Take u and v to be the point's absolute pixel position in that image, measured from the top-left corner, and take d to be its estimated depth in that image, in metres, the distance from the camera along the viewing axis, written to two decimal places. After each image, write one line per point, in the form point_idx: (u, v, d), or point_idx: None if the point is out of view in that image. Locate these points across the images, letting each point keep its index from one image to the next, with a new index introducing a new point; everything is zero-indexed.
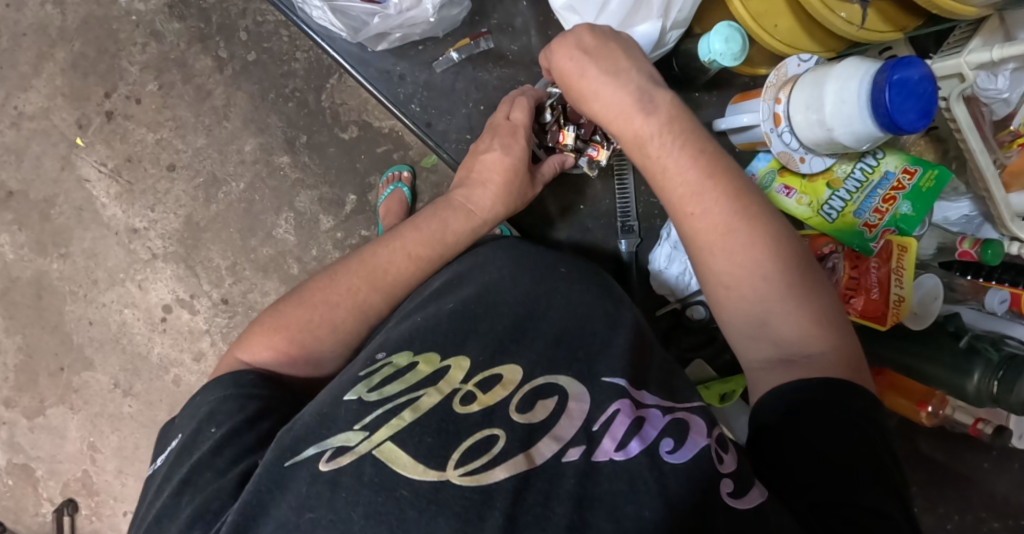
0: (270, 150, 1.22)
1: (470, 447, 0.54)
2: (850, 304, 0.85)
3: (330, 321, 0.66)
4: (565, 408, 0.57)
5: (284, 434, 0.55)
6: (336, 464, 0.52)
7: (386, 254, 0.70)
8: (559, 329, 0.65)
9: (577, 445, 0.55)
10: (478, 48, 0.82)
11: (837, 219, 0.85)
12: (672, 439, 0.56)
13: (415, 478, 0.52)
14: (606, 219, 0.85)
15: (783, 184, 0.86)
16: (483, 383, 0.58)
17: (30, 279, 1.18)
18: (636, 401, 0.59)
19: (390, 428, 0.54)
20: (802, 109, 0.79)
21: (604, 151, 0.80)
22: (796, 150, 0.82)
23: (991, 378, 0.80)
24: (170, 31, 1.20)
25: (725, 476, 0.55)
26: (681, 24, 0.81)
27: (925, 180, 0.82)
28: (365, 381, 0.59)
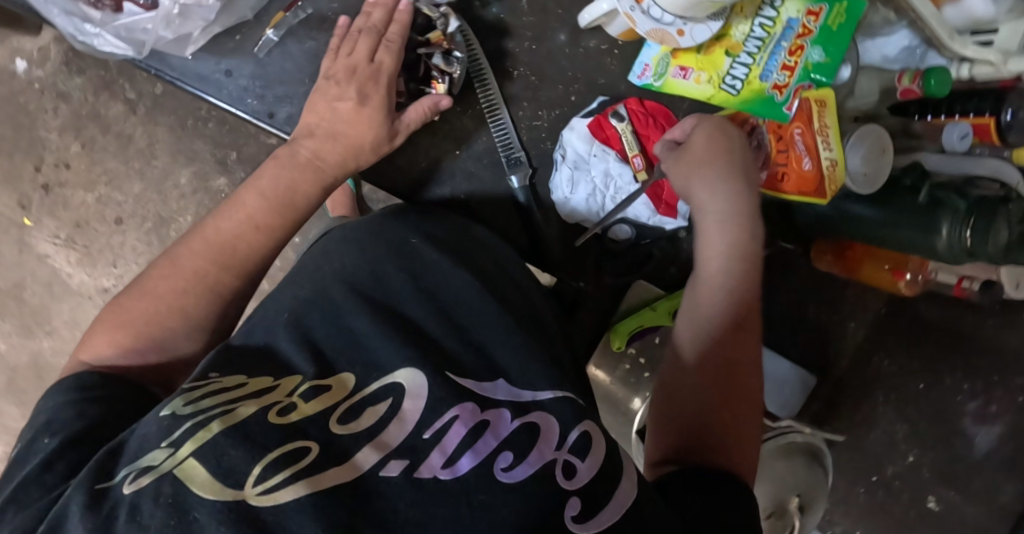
0: (206, 175, 1.19)
1: (276, 458, 0.45)
2: (783, 182, 0.73)
3: (179, 306, 0.62)
4: (396, 411, 0.49)
5: (102, 454, 0.47)
6: (137, 486, 0.44)
7: (230, 225, 0.65)
8: (424, 294, 0.58)
9: (400, 458, 0.47)
10: (296, 18, 0.74)
11: (743, 89, 0.72)
12: (512, 453, 0.48)
13: (209, 498, 0.43)
14: (488, 158, 0.77)
15: (678, 65, 0.74)
16: (308, 392, 0.50)
17: (28, 362, 1.23)
18: (484, 400, 0.51)
19: (194, 442, 0.45)
20: None
21: (442, 85, 0.73)
22: (671, 24, 0.68)
23: (962, 231, 0.67)
24: (74, 88, 1.18)
25: (573, 494, 0.48)
26: None
27: (833, 19, 0.69)
28: (185, 395, 0.49)
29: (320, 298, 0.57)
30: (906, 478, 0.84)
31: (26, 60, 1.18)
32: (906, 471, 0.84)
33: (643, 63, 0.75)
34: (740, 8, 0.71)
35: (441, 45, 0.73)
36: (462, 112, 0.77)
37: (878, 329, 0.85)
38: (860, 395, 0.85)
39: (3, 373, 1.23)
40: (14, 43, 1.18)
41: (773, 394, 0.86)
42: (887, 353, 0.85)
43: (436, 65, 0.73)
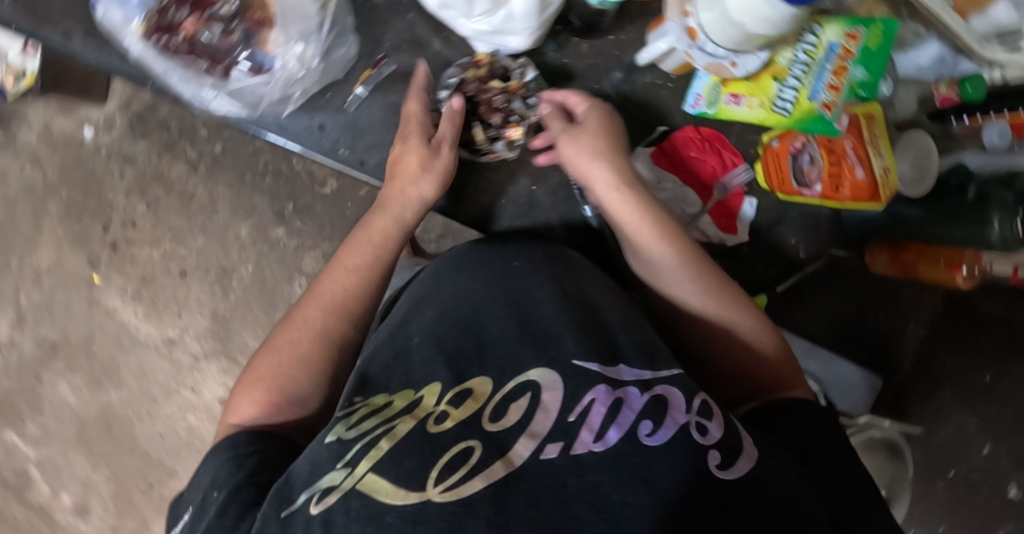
0: (264, 226, 1.25)
1: (447, 462, 0.53)
2: (839, 192, 0.78)
3: (296, 362, 0.68)
4: (538, 402, 0.56)
5: (280, 485, 0.56)
6: (325, 504, 0.53)
7: (335, 280, 0.71)
8: (528, 298, 0.65)
9: (554, 441, 0.54)
10: (383, 74, 0.79)
11: (794, 110, 0.76)
12: (651, 420, 0.54)
13: (398, 503, 0.51)
14: (562, 191, 0.79)
15: (729, 93, 0.78)
16: (455, 399, 0.58)
17: (97, 413, 1.26)
18: (613, 382, 0.57)
19: (370, 459, 0.54)
20: (707, 13, 0.69)
21: (518, 127, 0.77)
22: (725, 57, 0.72)
23: (1013, 221, 0.72)
24: (139, 151, 1.24)
25: (711, 447, 0.54)
26: None
27: (872, 40, 0.74)
28: (344, 421, 0.59)
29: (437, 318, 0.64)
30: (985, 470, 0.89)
31: (93, 128, 1.24)
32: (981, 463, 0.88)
33: (695, 93, 0.80)
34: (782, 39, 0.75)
35: (519, 91, 0.78)
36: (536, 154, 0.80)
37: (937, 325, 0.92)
38: (928, 392, 0.92)
39: (71, 426, 1.26)
40: (81, 112, 1.24)
41: (844, 393, 0.90)
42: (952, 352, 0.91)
43: (516, 110, 0.78)
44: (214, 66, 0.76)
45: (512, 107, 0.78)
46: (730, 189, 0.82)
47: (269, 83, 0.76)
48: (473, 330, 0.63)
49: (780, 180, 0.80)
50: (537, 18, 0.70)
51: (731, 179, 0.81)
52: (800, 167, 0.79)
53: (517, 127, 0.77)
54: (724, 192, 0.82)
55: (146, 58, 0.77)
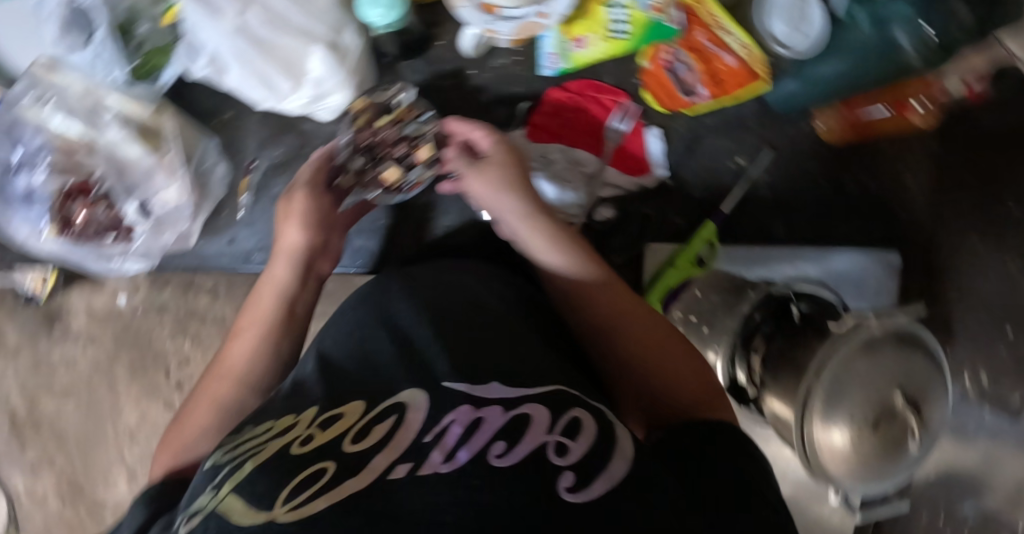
0: None
1: (298, 483, 0.47)
2: (722, 84, 0.70)
3: (196, 425, 0.63)
4: (402, 421, 0.50)
5: (160, 524, 0.51)
6: (188, 527, 0.47)
7: (240, 348, 0.66)
8: (416, 324, 0.60)
9: (405, 462, 0.47)
10: (259, 173, 0.83)
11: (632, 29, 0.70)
12: (505, 441, 0.48)
13: (245, 524, 0.45)
14: None
15: (572, 38, 0.72)
16: (325, 421, 0.52)
17: None
18: (479, 402, 0.51)
19: (232, 481, 0.48)
20: None
21: (422, 148, 0.71)
22: (530, 14, 0.66)
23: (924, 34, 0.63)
24: None
25: (566, 469, 0.47)
26: (341, 20, 0.69)
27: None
28: (221, 449, 0.53)
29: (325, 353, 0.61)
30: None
31: None
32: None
33: (547, 53, 0.74)
34: None
35: (405, 115, 0.72)
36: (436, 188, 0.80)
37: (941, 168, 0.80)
38: (956, 241, 0.80)
39: None
40: None
41: (858, 290, 0.80)
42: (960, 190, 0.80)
43: (411, 132, 0.72)
44: (120, 234, 0.78)
45: (410, 135, 0.72)
46: (624, 130, 0.75)
47: (162, 229, 0.79)
48: (364, 363, 0.58)
49: (669, 97, 0.73)
50: (340, 71, 0.70)
51: (623, 119, 0.75)
52: (678, 77, 0.71)
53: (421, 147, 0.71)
54: (620, 136, 0.75)
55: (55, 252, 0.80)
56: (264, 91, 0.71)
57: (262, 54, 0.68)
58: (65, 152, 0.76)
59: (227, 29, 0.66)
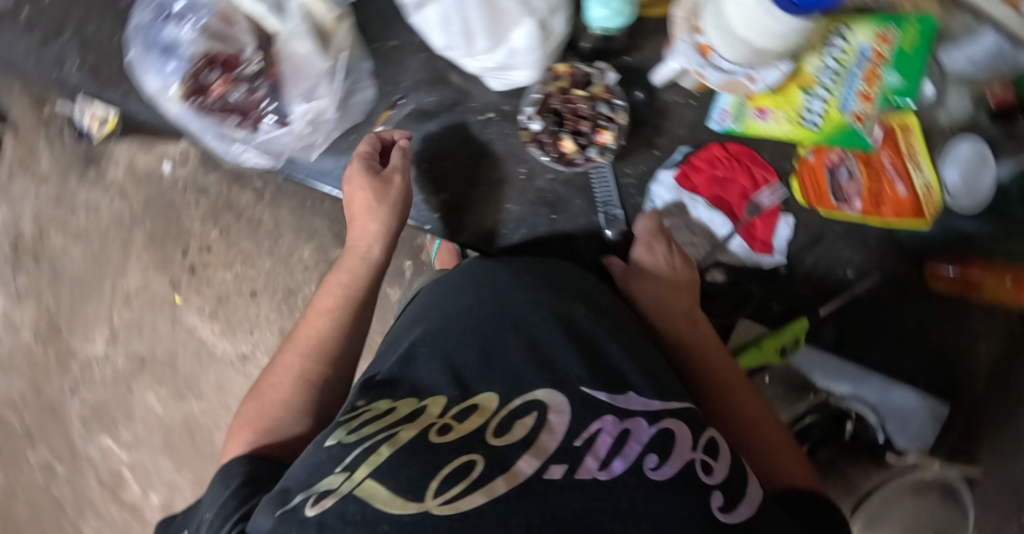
0: (324, 249, 1.31)
1: (447, 473, 0.53)
2: (879, 210, 0.72)
3: (280, 395, 0.73)
4: (543, 423, 0.56)
5: (275, 495, 0.56)
6: (320, 508, 0.52)
7: (311, 328, 0.77)
8: (540, 326, 0.64)
9: (559, 463, 0.54)
10: (401, 113, 0.79)
11: (823, 124, 0.72)
12: (656, 455, 0.55)
13: (394, 511, 0.51)
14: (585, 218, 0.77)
15: (756, 107, 0.74)
16: (459, 413, 0.58)
17: (181, 423, 1.35)
18: (623, 412, 0.58)
19: (369, 465, 0.54)
20: (719, 33, 0.65)
21: (609, 132, 0.74)
22: (738, 73, 0.68)
23: None
24: (211, 182, 1.33)
25: (715, 488, 0.54)
26: (557, 5, 0.69)
27: (908, 41, 0.67)
28: (345, 426, 0.59)
29: (441, 337, 0.66)
30: None
31: (171, 162, 1.33)
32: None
33: (720, 109, 0.76)
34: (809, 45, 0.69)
35: (601, 95, 0.74)
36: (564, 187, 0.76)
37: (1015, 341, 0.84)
38: (1004, 415, 0.85)
39: (157, 433, 1.36)
40: (160, 148, 1.33)
41: (904, 426, 0.84)
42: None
43: (601, 114, 0.74)
44: (245, 121, 0.76)
45: (600, 115, 0.74)
46: (763, 206, 0.77)
47: (294, 133, 0.76)
48: (486, 355, 0.62)
49: (818, 195, 0.76)
50: (539, 50, 0.69)
51: (764, 198, 0.77)
52: (838, 183, 0.74)
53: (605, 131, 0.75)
54: (757, 210, 0.77)
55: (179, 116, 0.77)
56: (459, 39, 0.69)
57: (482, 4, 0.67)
58: (224, 19, 0.76)
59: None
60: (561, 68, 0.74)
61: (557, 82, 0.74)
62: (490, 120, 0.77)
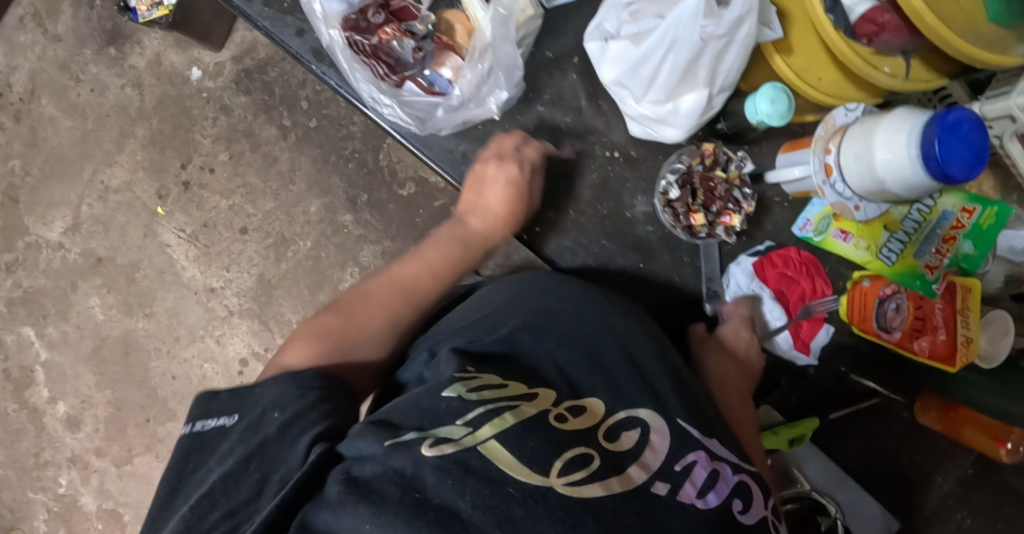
0: (333, 209, 1.27)
1: (571, 458, 0.55)
2: (917, 345, 0.81)
3: (367, 325, 0.77)
4: (647, 440, 0.59)
5: (380, 423, 0.57)
6: (439, 451, 0.54)
7: (412, 267, 0.82)
8: (643, 343, 0.69)
9: (664, 481, 0.56)
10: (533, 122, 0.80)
11: (897, 262, 0.81)
12: (741, 500, 0.59)
13: (521, 478, 0.53)
14: (667, 277, 0.81)
15: (840, 228, 0.83)
16: (573, 408, 0.60)
17: (119, 337, 1.26)
18: (711, 452, 0.61)
19: (493, 427, 0.56)
20: (852, 161, 0.74)
21: (737, 216, 0.80)
22: (850, 199, 0.77)
23: None
24: (237, 105, 1.27)
25: None
26: (728, 86, 0.73)
27: (986, 218, 0.79)
28: (463, 382, 0.60)
29: (551, 331, 0.68)
30: None
31: (201, 71, 1.27)
32: None
33: (805, 218, 0.84)
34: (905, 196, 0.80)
35: (737, 181, 0.80)
36: (659, 241, 0.81)
37: (963, 487, 0.98)
38: None
39: (90, 341, 1.26)
40: (194, 53, 1.27)
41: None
42: (969, 512, 0.98)
43: (734, 198, 0.80)
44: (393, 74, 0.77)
45: (734, 200, 0.80)
46: (813, 313, 0.83)
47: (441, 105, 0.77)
48: (597, 362, 0.65)
49: (861, 317, 0.82)
50: (697, 120, 0.74)
51: (817, 305, 0.83)
52: (885, 312, 0.81)
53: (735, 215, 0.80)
54: (806, 314, 0.83)
55: (330, 44, 0.75)
56: (641, 78, 0.72)
57: (684, 66, 0.70)
58: None
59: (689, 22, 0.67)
60: (709, 150, 0.80)
61: (704, 158, 0.80)
62: (614, 159, 0.80)
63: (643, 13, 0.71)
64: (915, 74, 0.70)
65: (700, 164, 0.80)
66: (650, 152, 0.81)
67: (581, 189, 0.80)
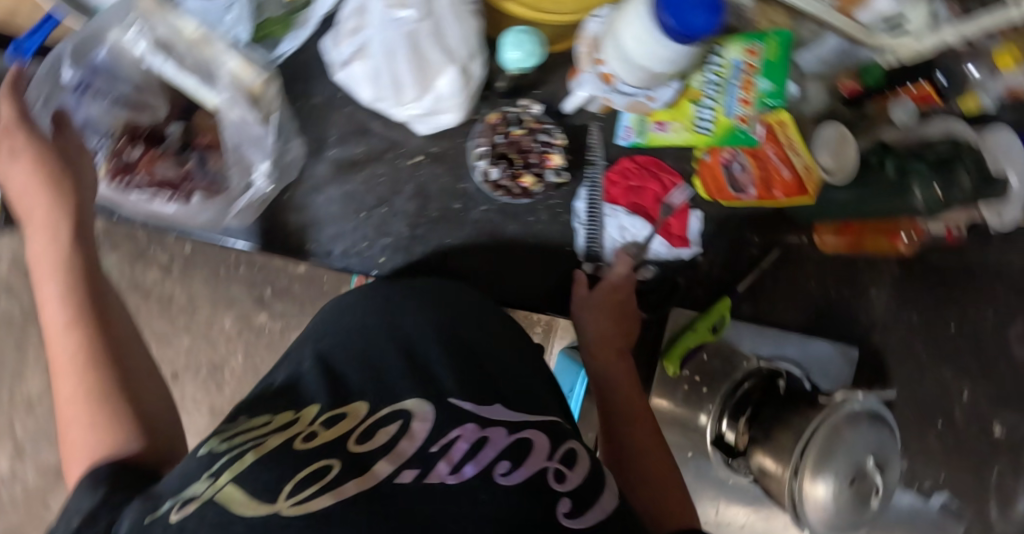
0: (246, 314, 1.30)
1: (304, 475, 0.53)
2: (772, 192, 0.82)
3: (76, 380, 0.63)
4: (407, 430, 0.59)
5: (144, 499, 0.52)
6: (184, 513, 0.50)
7: (48, 297, 0.66)
8: (422, 342, 0.69)
9: (411, 468, 0.56)
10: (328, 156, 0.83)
11: (715, 128, 0.81)
12: (509, 461, 0.58)
13: (248, 513, 0.50)
14: (521, 243, 0.84)
15: (654, 121, 0.83)
16: (327, 421, 0.60)
17: None
18: (481, 423, 0.61)
19: (232, 471, 0.53)
20: (617, 60, 0.72)
21: (555, 155, 0.81)
22: (639, 94, 0.76)
23: (931, 188, 0.75)
24: (111, 263, 1.27)
25: (565, 495, 0.58)
26: (477, 50, 0.75)
27: (771, 52, 0.77)
28: (220, 436, 0.58)
29: (335, 348, 0.69)
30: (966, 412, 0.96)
31: None
32: (965, 408, 0.96)
33: (624, 126, 0.85)
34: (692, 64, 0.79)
35: (536, 125, 0.81)
36: (497, 215, 0.84)
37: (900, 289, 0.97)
38: (904, 352, 0.97)
39: None
40: None
41: (824, 371, 0.96)
42: (916, 310, 0.97)
43: (541, 141, 0.81)
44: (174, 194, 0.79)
45: (543, 144, 0.81)
46: (673, 207, 0.86)
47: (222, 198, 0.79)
48: (367, 369, 0.66)
49: (717, 189, 0.85)
50: (462, 93, 0.75)
51: (673, 198, 0.86)
52: (732, 175, 0.84)
53: (552, 155, 0.82)
54: (670, 210, 0.86)
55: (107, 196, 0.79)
56: (395, 80, 0.74)
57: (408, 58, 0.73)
58: (147, 91, 0.81)
59: (388, 20, 0.72)
60: (494, 117, 0.81)
61: (495, 125, 0.81)
62: (420, 162, 0.84)
63: (348, 34, 0.75)
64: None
65: (497, 131, 0.81)
66: (451, 140, 0.83)
67: (403, 205, 0.84)
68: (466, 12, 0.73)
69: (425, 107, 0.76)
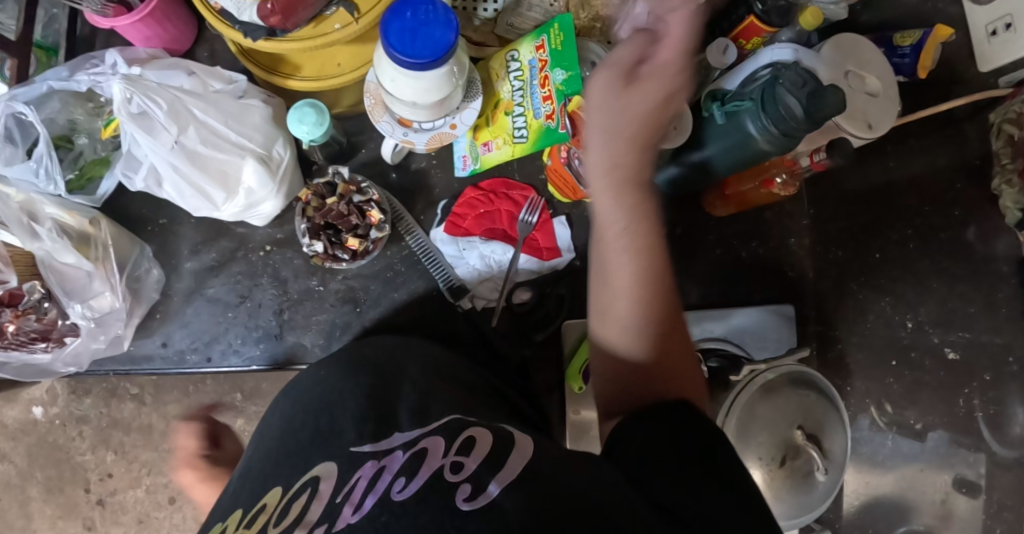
0: (223, 424, 1.18)
1: None
2: None
3: None
4: (315, 493, 0.55)
5: None
6: None
7: None
8: (318, 405, 0.66)
9: (321, 525, 0.51)
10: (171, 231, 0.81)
11: (529, 134, 0.76)
12: (405, 477, 0.52)
13: None
14: (385, 302, 0.84)
15: (481, 143, 0.81)
16: (244, 519, 0.56)
17: None
18: (384, 454, 0.57)
19: None
20: (392, 104, 0.70)
21: (374, 211, 0.78)
22: (440, 125, 0.73)
23: (765, 124, 0.69)
24: None
25: (462, 482, 0.50)
26: (272, 136, 0.77)
27: (554, 41, 0.72)
28: None
29: (261, 439, 0.67)
30: (916, 340, 0.90)
31: None
32: (913, 335, 0.90)
33: (460, 156, 0.83)
34: (495, 74, 0.78)
35: (348, 187, 0.79)
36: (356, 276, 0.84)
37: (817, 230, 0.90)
38: (838, 295, 0.90)
39: None
40: None
41: (763, 342, 0.87)
42: (837, 245, 0.90)
43: (356, 202, 0.79)
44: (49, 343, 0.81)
45: (360, 204, 0.79)
46: (533, 221, 0.82)
47: (93, 336, 0.82)
48: (278, 450, 0.63)
49: (573, 191, 0.81)
50: (271, 181, 0.77)
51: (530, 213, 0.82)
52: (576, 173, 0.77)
53: (372, 211, 0.79)
54: (530, 226, 0.82)
55: None
56: (203, 186, 0.75)
57: (196, 170, 0.73)
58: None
59: (164, 148, 0.71)
60: (303, 191, 0.78)
61: (307, 198, 0.79)
62: (268, 253, 0.85)
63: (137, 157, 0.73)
64: (364, 5, 0.71)
65: (313, 205, 0.78)
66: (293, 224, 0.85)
67: (265, 297, 0.84)
68: (245, 106, 0.75)
69: (244, 203, 0.77)
